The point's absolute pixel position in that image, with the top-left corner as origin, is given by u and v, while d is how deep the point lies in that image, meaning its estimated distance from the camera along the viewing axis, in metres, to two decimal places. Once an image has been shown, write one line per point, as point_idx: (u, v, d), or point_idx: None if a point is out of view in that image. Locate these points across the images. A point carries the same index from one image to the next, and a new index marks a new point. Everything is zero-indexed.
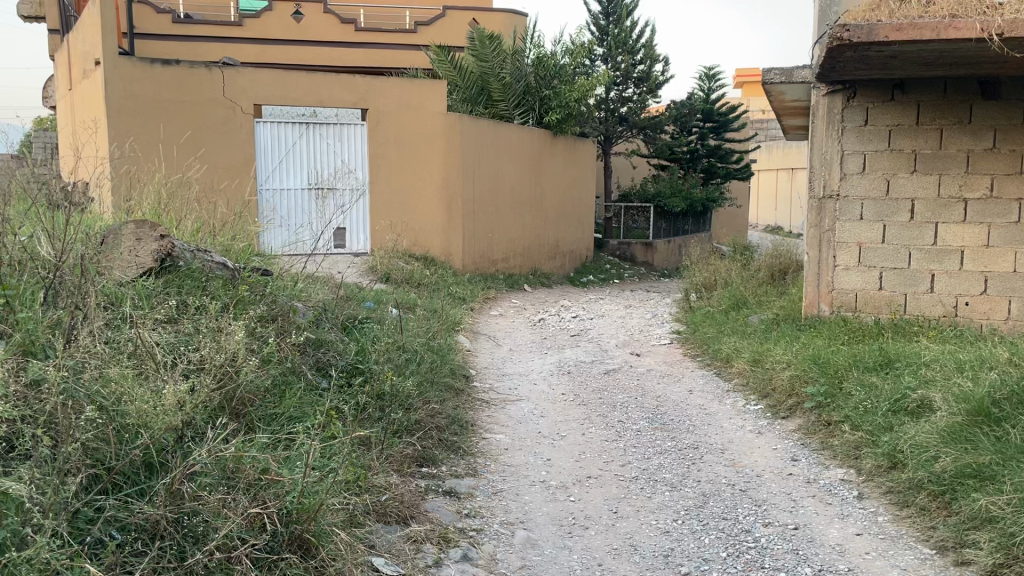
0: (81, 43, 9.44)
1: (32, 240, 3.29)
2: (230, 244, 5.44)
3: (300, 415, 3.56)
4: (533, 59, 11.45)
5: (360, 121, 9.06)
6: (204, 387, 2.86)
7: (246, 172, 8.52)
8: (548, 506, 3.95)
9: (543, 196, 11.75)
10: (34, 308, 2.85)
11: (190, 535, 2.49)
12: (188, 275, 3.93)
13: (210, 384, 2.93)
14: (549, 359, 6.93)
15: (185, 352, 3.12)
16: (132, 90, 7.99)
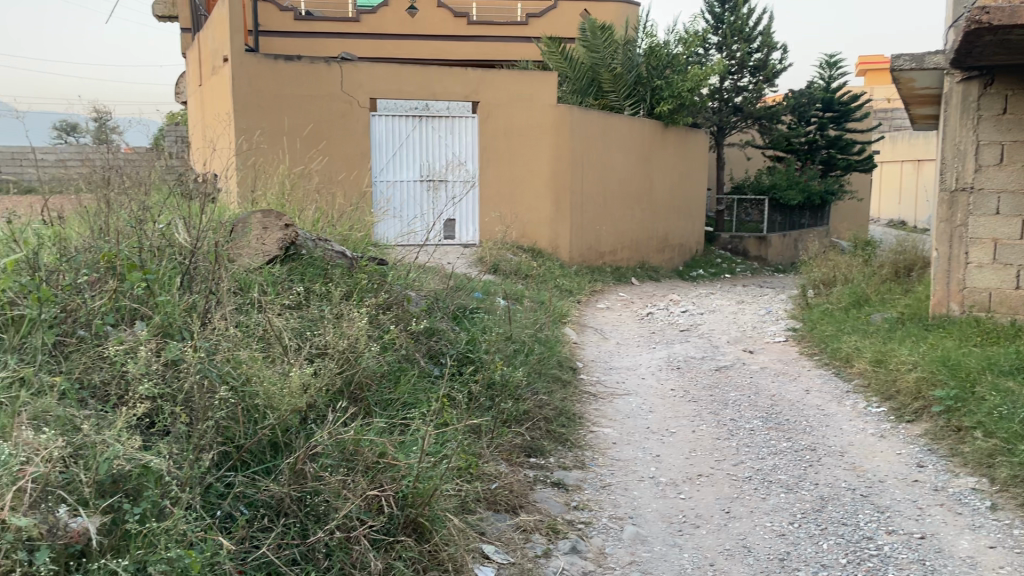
0: (211, 41, 9.90)
1: (171, 226, 3.43)
2: (348, 233, 5.60)
3: (414, 402, 3.63)
4: (644, 49, 11.15)
5: (471, 114, 9.16)
6: (326, 372, 2.97)
7: (362, 164, 8.76)
8: (658, 502, 3.89)
9: (653, 189, 11.58)
10: (172, 292, 2.98)
11: (312, 513, 2.58)
12: (310, 262, 4.08)
13: (332, 369, 3.03)
14: (658, 354, 6.83)
15: (310, 337, 3.23)
16: (258, 86, 8.29)
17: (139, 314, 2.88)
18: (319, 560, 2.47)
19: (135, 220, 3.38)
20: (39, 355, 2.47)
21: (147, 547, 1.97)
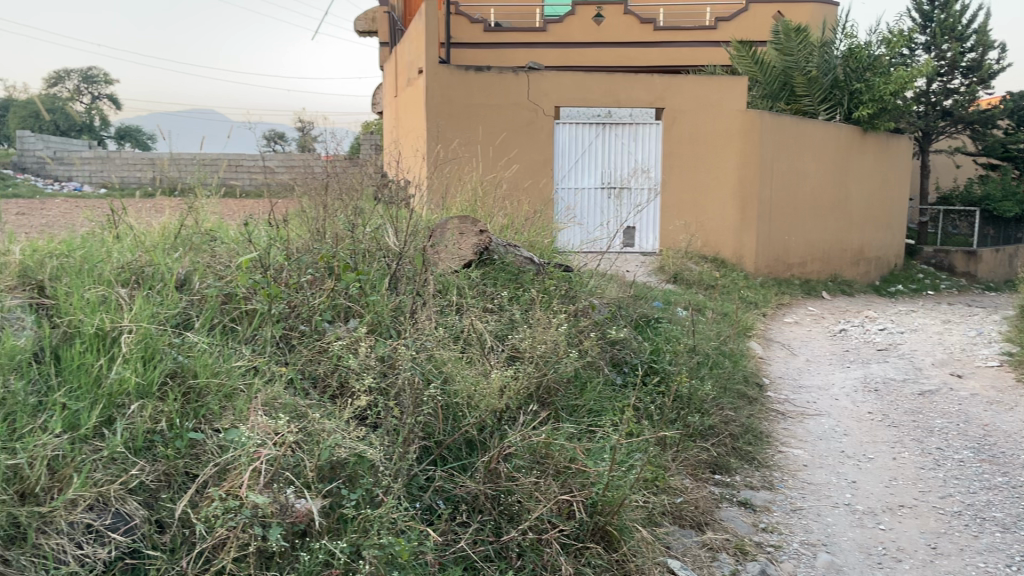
0: (407, 54, 10.40)
1: (381, 230, 3.64)
2: (536, 240, 5.71)
3: (600, 409, 3.61)
4: (843, 50, 10.58)
5: (654, 120, 9.06)
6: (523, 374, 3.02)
7: (548, 172, 8.90)
8: (854, 531, 3.67)
9: (848, 198, 10.96)
10: (381, 292, 3.16)
11: (506, 513, 2.63)
12: (502, 268, 4.17)
13: (529, 371, 3.07)
14: (852, 374, 6.45)
15: (508, 339, 3.32)
16: (449, 96, 8.61)
17: (352, 312, 3.06)
18: (513, 559, 2.52)
19: (348, 223, 3.60)
20: (269, 346, 2.69)
21: (362, 531, 2.08)
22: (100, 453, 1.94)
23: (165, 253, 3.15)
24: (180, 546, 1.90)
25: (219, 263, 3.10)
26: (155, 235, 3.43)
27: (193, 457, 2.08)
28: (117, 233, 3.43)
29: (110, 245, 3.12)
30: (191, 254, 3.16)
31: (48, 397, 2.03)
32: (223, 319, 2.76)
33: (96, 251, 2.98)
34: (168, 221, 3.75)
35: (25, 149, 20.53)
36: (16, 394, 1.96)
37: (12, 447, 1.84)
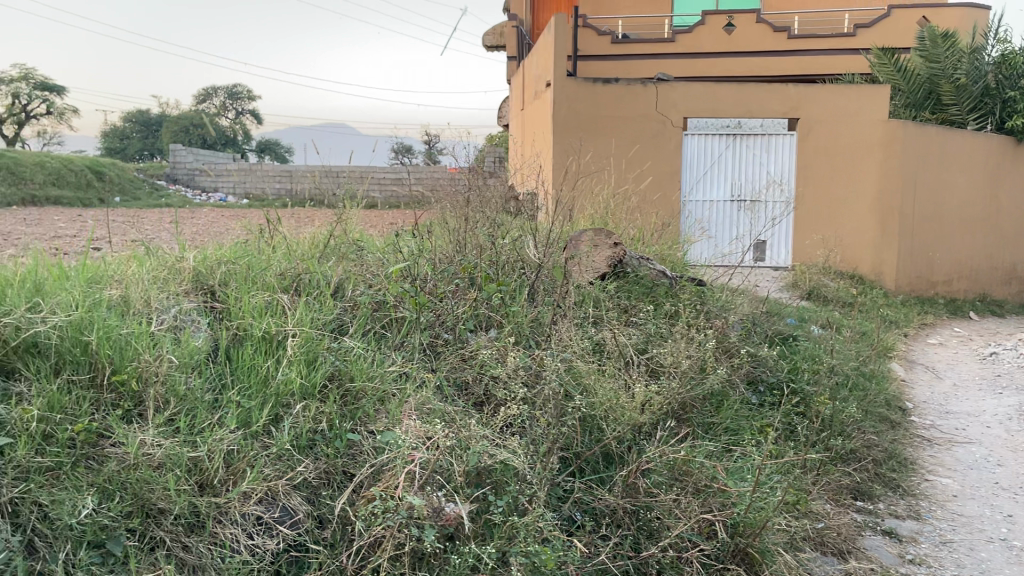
0: (535, 68, 10.50)
1: (519, 242, 3.69)
2: (666, 253, 5.62)
3: (737, 428, 3.51)
4: (996, 56, 9.99)
5: (788, 131, 8.79)
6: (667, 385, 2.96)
7: (675, 184, 8.78)
8: (1012, 569, 3.42)
9: (998, 213, 10.27)
10: (521, 303, 3.20)
11: (645, 529, 2.60)
12: (636, 281, 4.13)
13: (674, 385, 2.97)
14: (1006, 400, 6.02)
15: (649, 350, 3.29)
16: (576, 108, 8.65)
17: (493, 322, 3.11)
18: None
19: (488, 235, 3.66)
20: (417, 353, 2.78)
21: (509, 538, 2.10)
22: (270, 450, 2.05)
23: (318, 262, 3.30)
24: (339, 542, 1.97)
25: (370, 272, 3.21)
26: (307, 244, 3.59)
27: (350, 457, 2.17)
28: (272, 242, 3.62)
29: (267, 254, 3.30)
30: (343, 263, 3.29)
31: (223, 395, 2.18)
32: (375, 326, 2.88)
33: (257, 259, 3.15)
34: (316, 231, 3.93)
35: (177, 162, 22.06)
36: (196, 391, 2.10)
37: (193, 439, 1.97)
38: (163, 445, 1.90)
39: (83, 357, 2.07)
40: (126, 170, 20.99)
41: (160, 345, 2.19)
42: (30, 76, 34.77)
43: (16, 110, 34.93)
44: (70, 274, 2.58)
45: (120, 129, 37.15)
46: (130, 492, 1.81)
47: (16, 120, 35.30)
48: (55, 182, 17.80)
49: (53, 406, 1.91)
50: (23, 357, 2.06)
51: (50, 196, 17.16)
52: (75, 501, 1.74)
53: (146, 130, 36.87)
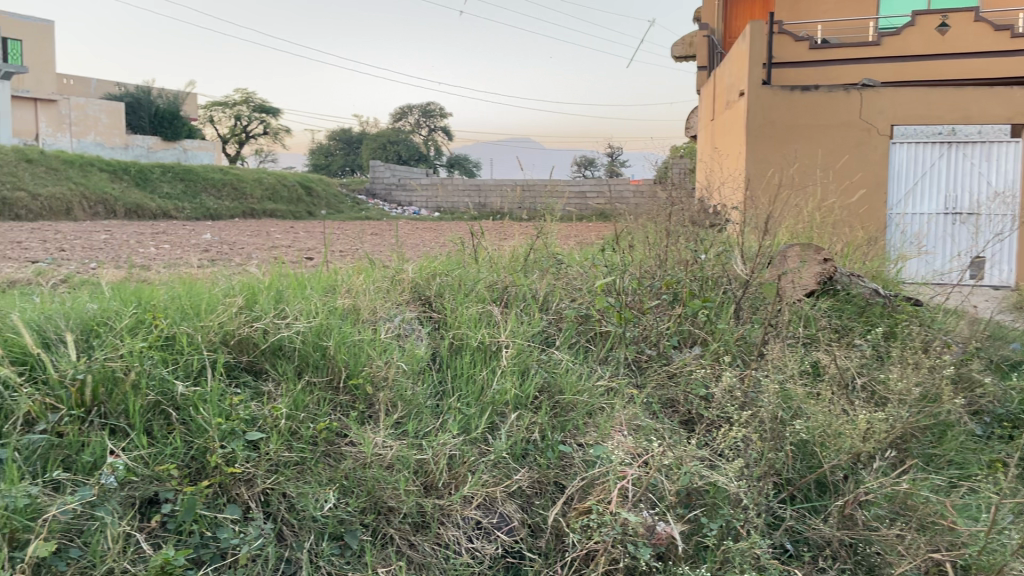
0: (727, 76, 10.21)
1: (725, 255, 3.59)
2: (874, 269, 5.26)
3: (964, 462, 3.21)
4: None
5: (1012, 137, 7.82)
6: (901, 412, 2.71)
7: (878, 197, 8.10)
8: None
9: None
10: (728, 321, 3.12)
11: (864, 564, 2.37)
12: (847, 300, 3.91)
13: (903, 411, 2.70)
14: None
15: (872, 373, 3.08)
16: (771, 117, 8.23)
17: (698, 339, 3.07)
18: None
19: (692, 248, 3.57)
20: (622, 368, 2.79)
21: (721, 562, 2.03)
22: (488, 456, 2.14)
23: (523, 275, 3.37)
24: (552, 553, 1.99)
25: (574, 286, 3.24)
26: (508, 257, 3.67)
27: (561, 468, 2.19)
28: (477, 255, 3.73)
29: (475, 266, 3.41)
30: (547, 276, 3.33)
31: (443, 402, 2.30)
32: (581, 340, 2.93)
33: (466, 272, 3.27)
34: (516, 244, 4.01)
35: (376, 177, 23.39)
36: (420, 397, 2.24)
37: (420, 442, 2.09)
38: (393, 447, 2.02)
39: (322, 361, 2.26)
40: (331, 185, 22.55)
41: (389, 352, 2.36)
42: (250, 99, 38.23)
43: (238, 130, 38.55)
44: (304, 284, 2.80)
45: (325, 146, 39.99)
46: (365, 490, 1.93)
47: (238, 140, 38.95)
48: (271, 198, 19.43)
49: (297, 405, 2.08)
50: (270, 359, 2.26)
51: (266, 209, 18.75)
52: (319, 495, 1.87)
53: (348, 147, 39.50)
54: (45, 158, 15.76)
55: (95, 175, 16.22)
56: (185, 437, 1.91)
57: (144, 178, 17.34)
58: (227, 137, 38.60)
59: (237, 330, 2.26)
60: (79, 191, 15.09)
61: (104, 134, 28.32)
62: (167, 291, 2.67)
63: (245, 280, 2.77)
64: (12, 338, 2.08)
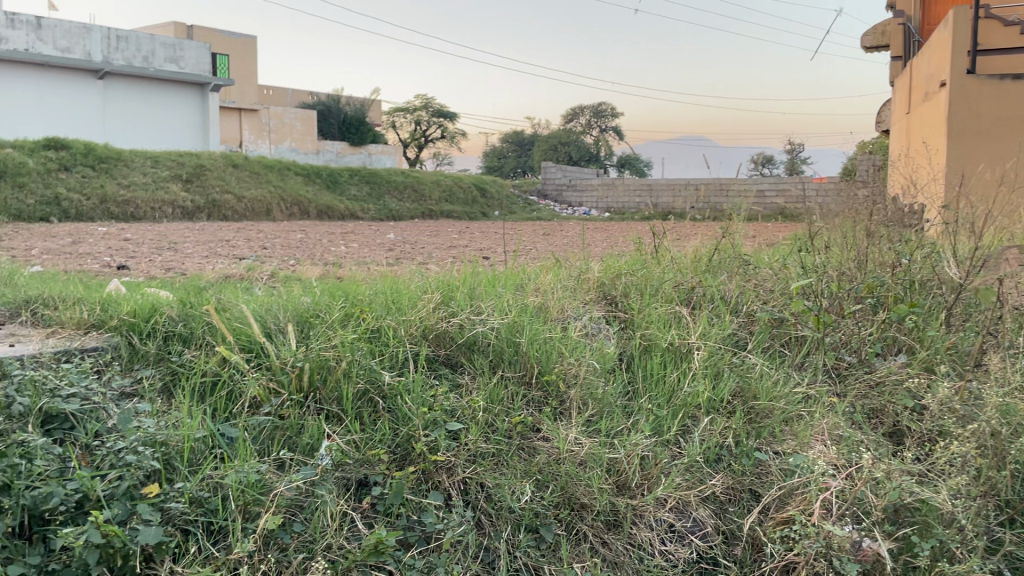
0: (926, 67, 9.50)
1: (933, 256, 3.33)
2: None
3: None
4: None
5: None
6: None
7: None
8: None
9: None
10: (938, 327, 2.89)
11: None
12: None
13: None
14: None
15: None
16: (977, 112, 6.89)
17: (903, 346, 2.87)
18: None
19: (895, 249, 3.35)
20: (819, 374, 2.67)
21: None
22: (681, 459, 2.10)
23: (709, 275, 3.28)
24: (748, 562, 1.93)
25: (765, 288, 3.13)
26: (692, 257, 3.59)
27: (757, 476, 2.12)
28: (660, 254, 3.68)
29: (660, 265, 3.36)
30: (735, 276, 3.23)
31: (635, 401, 2.29)
32: (774, 344, 2.82)
33: (651, 271, 3.22)
34: (700, 244, 3.91)
35: (548, 178, 23.73)
36: (611, 395, 2.24)
37: (612, 441, 2.08)
38: (586, 444, 2.03)
39: (515, 356, 2.31)
40: (505, 186, 23.06)
41: (580, 350, 2.38)
42: (430, 104, 39.83)
43: (417, 135, 40.23)
44: (495, 282, 2.87)
45: (499, 149, 41.05)
46: (559, 484, 1.94)
47: (417, 144, 40.66)
48: (448, 199, 20.13)
49: (493, 399, 2.14)
50: (466, 353, 2.34)
51: (444, 210, 19.45)
52: (515, 487, 1.91)
53: (521, 149, 40.27)
54: (249, 164, 17.16)
55: (291, 178, 17.46)
56: (392, 424, 2.01)
57: (333, 181, 18.46)
58: (408, 141, 40.40)
59: (435, 325, 2.36)
60: (277, 194, 16.30)
61: (298, 140, 30.40)
62: (369, 287, 2.83)
63: (439, 278, 2.88)
64: (241, 328, 2.29)
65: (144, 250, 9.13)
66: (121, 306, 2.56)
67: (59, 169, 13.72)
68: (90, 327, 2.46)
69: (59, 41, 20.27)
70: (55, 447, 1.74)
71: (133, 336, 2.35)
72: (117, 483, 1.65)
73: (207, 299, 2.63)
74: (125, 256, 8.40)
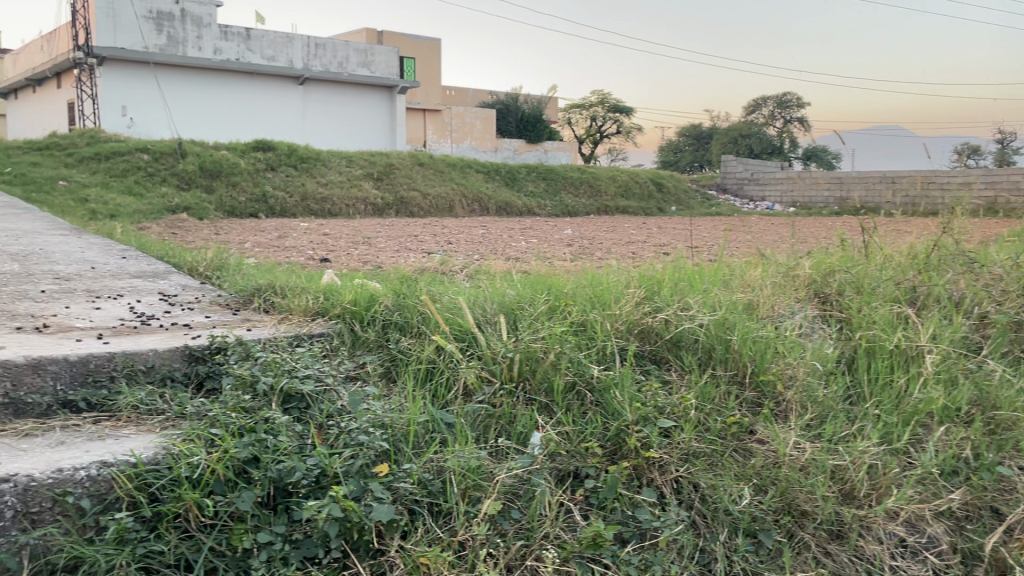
0: None
1: None
2: None
3: None
4: None
5: None
6: None
7: None
8: None
9: None
10: None
11: None
12: None
13: None
14: None
15: None
16: None
17: None
18: None
19: None
20: None
21: None
22: (914, 470, 1.95)
23: (932, 272, 3.03)
24: None
25: (999, 288, 2.85)
26: (907, 253, 3.34)
27: (1001, 492, 1.93)
28: (870, 250, 3.45)
29: (874, 263, 3.14)
30: (962, 275, 2.97)
31: (858, 406, 2.16)
32: (1013, 349, 2.57)
33: (867, 268, 3.02)
34: (914, 240, 3.64)
35: (728, 172, 23.15)
36: (831, 398, 2.12)
37: (836, 447, 1.97)
38: (807, 449, 1.93)
39: (726, 353, 2.23)
40: (683, 181, 22.66)
41: (795, 349, 2.27)
42: (606, 99, 39.81)
43: (593, 130, 40.31)
44: (700, 276, 2.80)
45: (675, 143, 40.45)
46: (778, 489, 1.85)
47: (593, 140, 40.75)
48: (624, 194, 20.04)
49: (704, 396, 2.08)
50: (673, 349, 2.28)
51: (621, 206, 19.35)
52: (732, 489, 1.83)
53: (698, 142, 39.42)
54: (433, 162, 17.84)
55: (472, 176, 17.98)
56: (602, 417, 2.00)
57: (512, 178, 18.81)
58: (583, 137, 40.59)
59: (640, 319, 2.32)
60: (459, 191, 16.83)
61: (477, 139, 31.28)
62: (571, 282, 2.85)
63: (641, 272, 2.86)
64: (452, 318, 2.37)
65: (341, 244, 9.71)
66: (341, 295, 2.72)
67: (266, 168, 14.83)
68: (316, 315, 2.65)
69: (265, 50, 21.79)
70: (294, 424, 1.88)
71: (354, 323, 2.50)
72: (351, 461, 1.74)
73: (418, 290, 2.74)
74: (325, 249, 8.95)
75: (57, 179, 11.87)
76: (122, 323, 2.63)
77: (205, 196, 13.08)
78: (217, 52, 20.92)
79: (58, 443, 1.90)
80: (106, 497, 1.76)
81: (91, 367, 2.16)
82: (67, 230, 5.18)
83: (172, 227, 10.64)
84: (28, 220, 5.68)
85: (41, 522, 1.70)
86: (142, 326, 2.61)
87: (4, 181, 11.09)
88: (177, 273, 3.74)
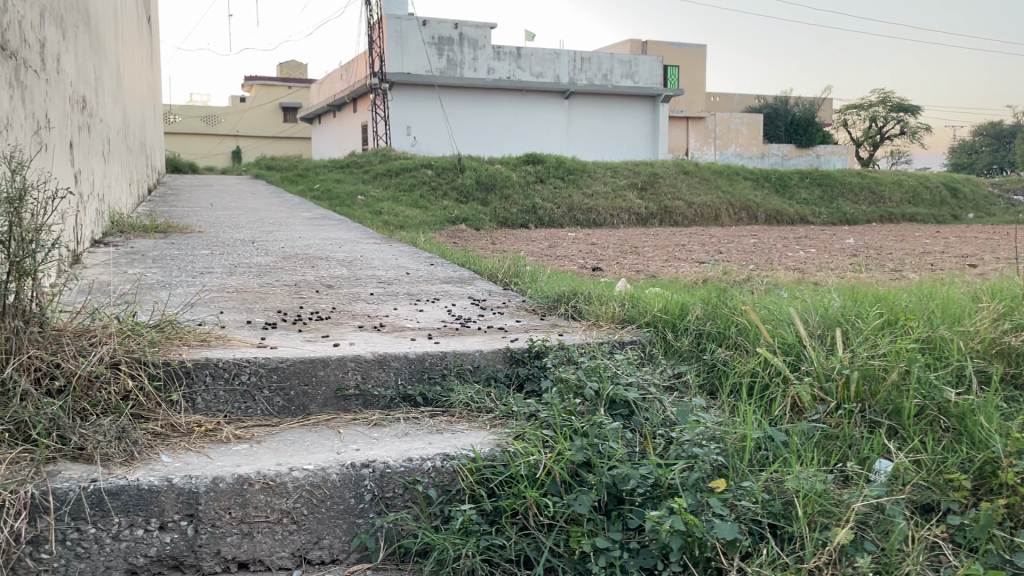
0: None
1: None
2: None
3: None
4: None
5: None
6: None
7: None
8: None
9: None
10: None
11: None
12: None
13: None
14: None
15: None
16: None
17: None
18: None
19: None
20: None
21: None
22: None
23: None
24: None
25: None
26: None
27: None
28: None
29: None
30: None
31: None
32: None
33: None
34: None
35: None
36: None
37: None
38: None
39: None
40: (983, 185, 20.30)
41: None
42: (889, 99, 36.85)
43: (872, 132, 37.49)
44: None
45: (971, 145, 36.50)
46: None
47: (872, 142, 37.87)
48: (912, 201, 18.37)
49: None
50: None
51: (906, 213, 17.70)
52: None
53: (1000, 141, 35.21)
54: (699, 171, 17.53)
55: (741, 183, 17.39)
56: (962, 447, 1.78)
57: (784, 185, 17.95)
58: (861, 139, 37.92)
59: (1000, 339, 2.06)
60: (727, 199, 16.34)
61: (743, 145, 30.27)
62: (900, 294, 2.61)
63: (989, 286, 2.54)
64: (775, 329, 2.25)
65: (610, 253, 9.80)
66: (649, 303, 2.69)
67: (536, 181, 15.42)
68: (624, 322, 2.64)
69: (534, 67, 22.57)
70: (624, 431, 1.87)
71: (666, 332, 2.45)
72: (687, 474, 1.68)
73: (730, 298, 2.64)
74: (596, 258, 9.09)
75: (357, 194, 13.17)
76: (445, 325, 2.81)
77: (481, 208, 13.85)
78: (490, 71, 22.01)
79: (403, 434, 2.05)
80: (450, 489, 1.87)
81: (427, 364, 2.31)
82: (376, 238, 5.70)
83: (453, 237, 11.39)
84: (344, 229, 6.33)
85: (395, 506, 1.85)
86: (463, 328, 2.77)
87: (314, 197, 12.49)
88: (480, 279, 3.95)
